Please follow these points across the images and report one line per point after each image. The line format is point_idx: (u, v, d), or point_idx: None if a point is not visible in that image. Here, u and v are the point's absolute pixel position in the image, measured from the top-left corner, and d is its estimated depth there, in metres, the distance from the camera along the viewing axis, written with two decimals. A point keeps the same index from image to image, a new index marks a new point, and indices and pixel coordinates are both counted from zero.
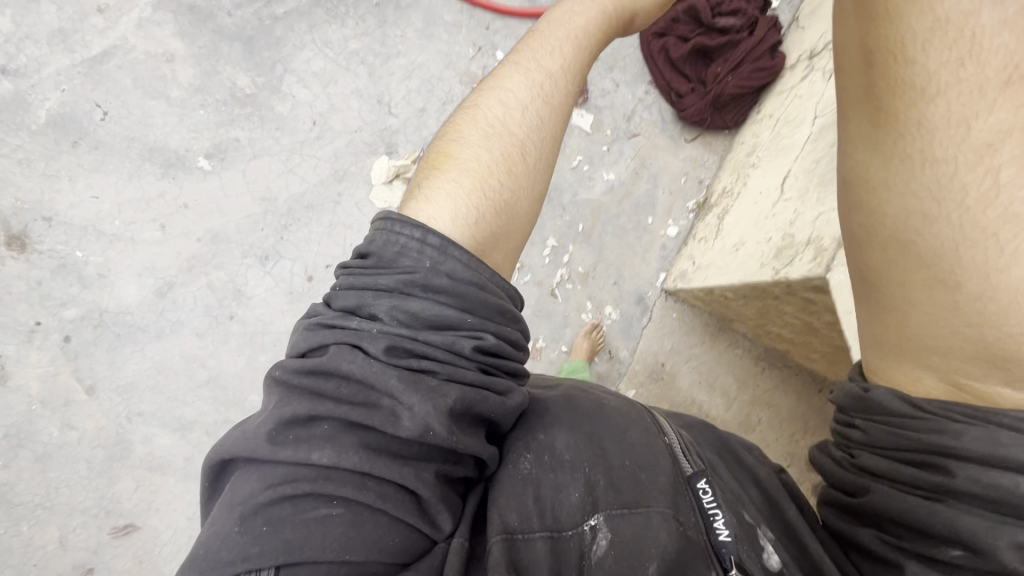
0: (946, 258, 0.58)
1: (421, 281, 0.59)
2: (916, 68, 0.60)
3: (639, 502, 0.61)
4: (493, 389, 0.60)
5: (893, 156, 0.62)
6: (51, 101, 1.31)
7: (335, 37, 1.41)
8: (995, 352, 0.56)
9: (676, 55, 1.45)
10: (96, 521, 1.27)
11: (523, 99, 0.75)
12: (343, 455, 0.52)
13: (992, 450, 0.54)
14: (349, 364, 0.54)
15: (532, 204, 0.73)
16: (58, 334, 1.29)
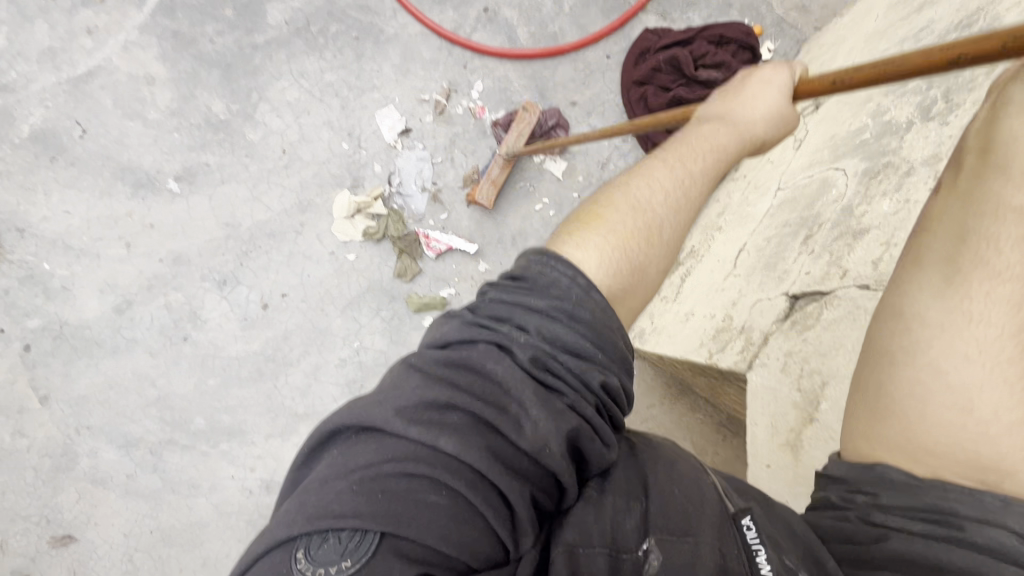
0: (975, 405, 0.50)
1: (569, 312, 0.56)
2: (998, 231, 0.53)
3: (686, 531, 0.51)
4: (599, 435, 0.55)
5: (952, 294, 0.54)
6: (35, 117, 1.37)
7: (311, 68, 1.43)
8: (982, 466, 0.50)
9: (655, 105, 1.40)
10: (37, 529, 1.31)
11: (668, 182, 0.70)
12: (466, 448, 0.48)
13: (1001, 514, 0.48)
14: (495, 364, 0.52)
15: (661, 274, 0.68)
16: (19, 343, 1.33)
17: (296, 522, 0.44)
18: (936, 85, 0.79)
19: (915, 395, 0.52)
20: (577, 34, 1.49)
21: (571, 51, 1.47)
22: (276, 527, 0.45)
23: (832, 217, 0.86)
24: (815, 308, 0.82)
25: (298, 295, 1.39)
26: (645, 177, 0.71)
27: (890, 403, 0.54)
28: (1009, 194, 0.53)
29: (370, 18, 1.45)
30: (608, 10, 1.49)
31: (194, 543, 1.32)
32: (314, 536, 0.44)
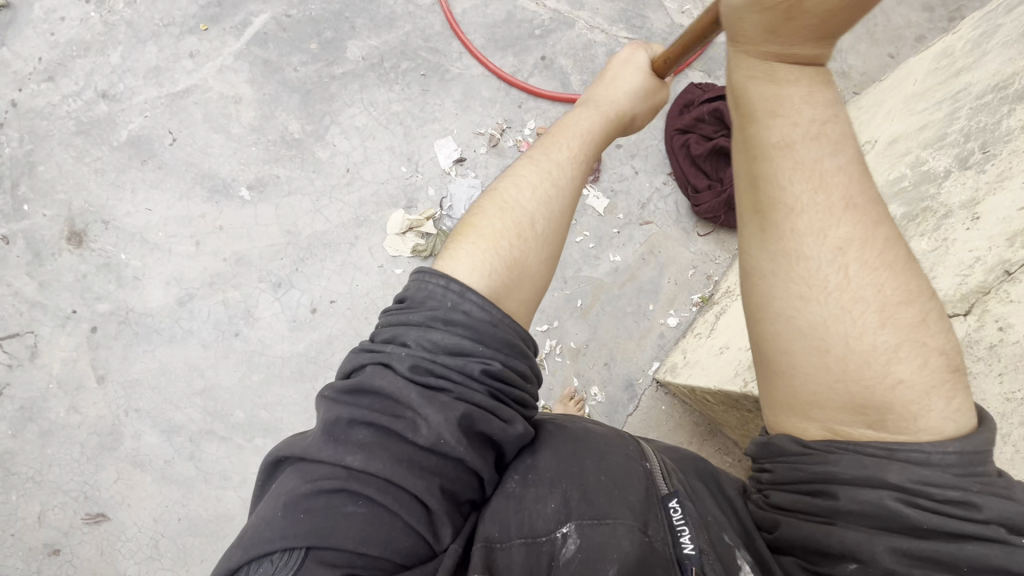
0: (830, 342, 0.58)
1: (442, 316, 0.66)
2: (784, 183, 0.61)
3: (604, 515, 0.62)
4: (498, 415, 0.66)
5: (776, 252, 0.62)
6: (134, 124, 1.54)
7: (380, 99, 1.57)
8: (864, 406, 0.57)
9: (697, 153, 1.49)
10: (74, 504, 1.36)
11: (535, 180, 0.79)
12: (371, 460, 0.59)
13: (878, 471, 0.56)
14: (382, 380, 0.63)
15: (545, 264, 0.76)
16: (87, 324, 1.44)
17: (236, 555, 0.56)
18: (972, 138, 0.92)
19: (779, 353, 0.62)
20: None
21: None
22: (225, 560, 0.57)
23: None
24: None
25: (346, 303, 1.47)
26: (515, 178, 0.80)
27: (770, 367, 0.63)
28: (767, 134, 0.62)
29: (438, 58, 1.59)
30: None
31: (217, 536, 1.35)
32: (252, 563, 0.56)
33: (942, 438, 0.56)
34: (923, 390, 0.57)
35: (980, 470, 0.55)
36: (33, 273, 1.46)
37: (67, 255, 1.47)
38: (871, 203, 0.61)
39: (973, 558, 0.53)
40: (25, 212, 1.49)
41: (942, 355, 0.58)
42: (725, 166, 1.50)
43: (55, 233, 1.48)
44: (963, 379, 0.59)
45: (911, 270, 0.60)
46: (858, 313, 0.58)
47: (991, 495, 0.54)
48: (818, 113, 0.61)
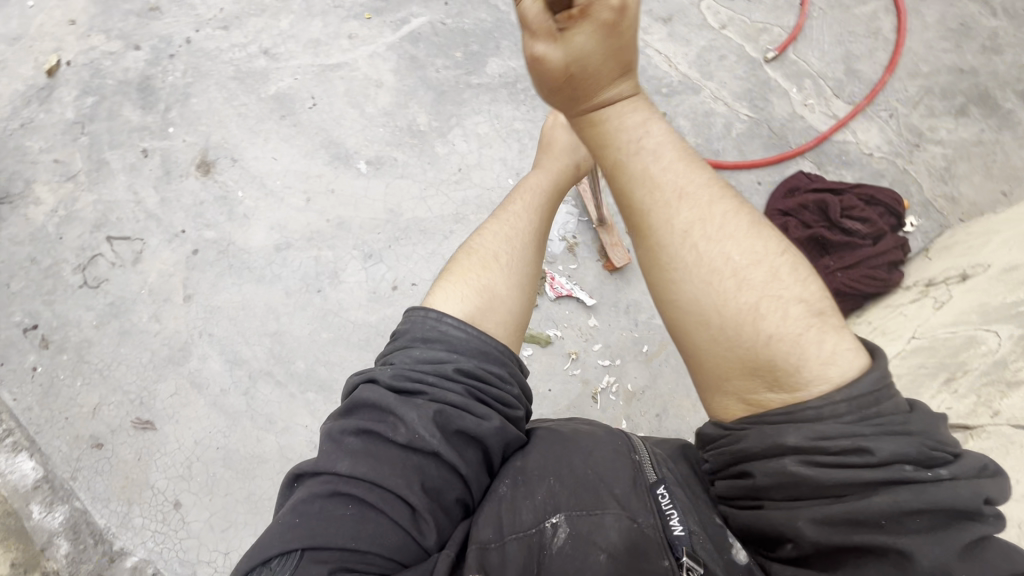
0: (713, 320, 0.68)
1: (420, 337, 0.84)
2: (637, 197, 0.72)
3: (594, 508, 0.73)
4: (471, 412, 0.77)
5: (657, 260, 0.72)
6: (283, 83, 1.69)
7: (506, 114, 1.67)
8: (754, 363, 0.67)
9: (794, 235, 1.51)
10: (129, 406, 1.42)
11: (497, 235, 0.99)
12: (359, 465, 0.70)
13: (778, 439, 0.64)
14: (369, 393, 0.76)
15: (514, 291, 0.93)
16: (191, 246, 1.54)
17: (242, 564, 0.64)
18: None
19: (686, 345, 0.72)
20: (736, 155, 1.65)
21: (729, 167, 1.62)
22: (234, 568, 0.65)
23: (980, 365, 0.92)
24: (962, 436, 0.86)
25: (425, 289, 1.53)
26: (481, 235, 0.99)
27: (686, 360, 0.73)
28: (606, 162, 0.75)
29: None
30: (770, 146, 1.66)
31: (247, 474, 1.38)
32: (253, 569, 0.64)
33: (832, 389, 0.64)
34: (792, 341, 0.66)
35: (866, 412, 0.62)
36: (159, 188, 1.59)
37: (192, 180, 1.60)
38: (709, 182, 0.72)
39: (885, 507, 0.58)
40: (169, 134, 1.64)
41: (800, 302, 0.68)
42: (818, 256, 1.50)
43: (188, 158, 1.62)
44: (827, 320, 0.68)
45: (760, 234, 0.71)
46: (727, 284, 0.68)
47: (880, 439, 0.60)
48: (639, 120, 0.74)
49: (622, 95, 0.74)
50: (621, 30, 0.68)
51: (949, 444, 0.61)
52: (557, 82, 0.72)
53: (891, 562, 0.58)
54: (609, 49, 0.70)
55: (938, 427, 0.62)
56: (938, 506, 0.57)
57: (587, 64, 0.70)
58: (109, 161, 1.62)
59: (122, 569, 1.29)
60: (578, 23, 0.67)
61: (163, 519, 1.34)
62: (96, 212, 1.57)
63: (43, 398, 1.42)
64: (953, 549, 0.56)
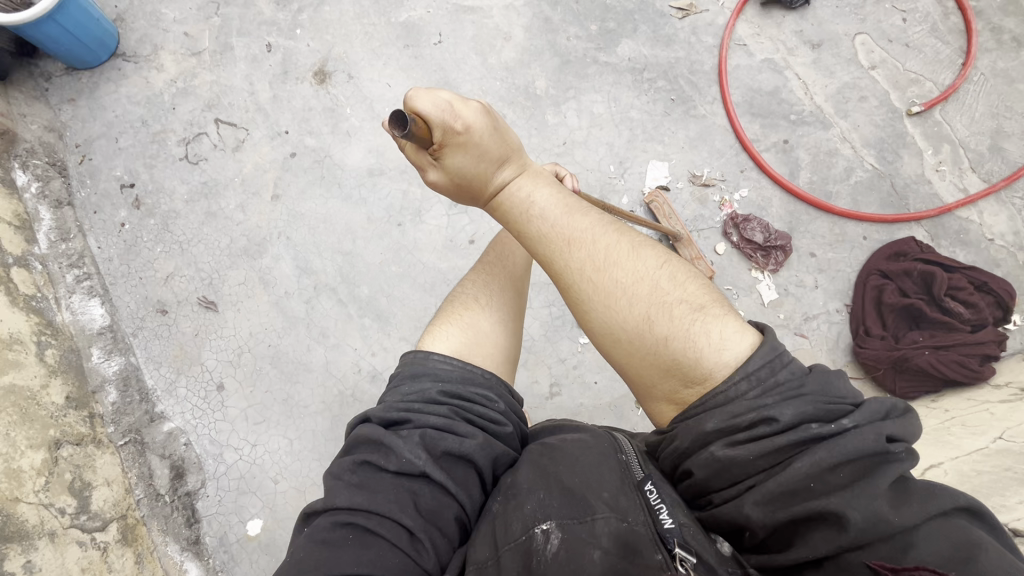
0: (626, 342, 0.70)
1: (400, 375, 0.84)
2: (539, 255, 0.76)
3: (582, 514, 0.66)
4: (455, 432, 0.73)
5: (570, 305, 0.75)
6: (415, 13, 1.68)
7: (625, 100, 1.63)
8: (667, 366, 0.67)
9: (888, 301, 1.43)
10: (198, 284, 1.47)
11: (482, 285, 1.04)
12: (355, 497, 0.65)
13: (698, 431, 0.63)
14: (359, 430, 0.73)
15: (498, 327, 0.97)
16: (289, 148, 1.57)
17: None
18: None
19: (621, 369, 0.73)
20: (848, 204, 1.57)
21: (836, 213, 1.55)
22: None
23: None
24: None
25: None
26: (466, 286, 1.04)
27: (626, 380, 0.74)
28: (509, 229, 0.79)
29: (693, 93, 1.64)
30: (886, 203, 1.57)
31: (289, 378, 1.41)
32: None
33: (731, 371, 0.64)
34: (685, 337, 0.66)
35: (767, 383, 0.62)
36: (274, 85, 1.61)
37: (307, 85, 1.61)
38: (592, 221, 0.75)
39: (813, 470, 0.56)
40: (295, 35, 1.65)
41: (683, 301, 0.69)
42: (907, 328, 1.44)
43: (308, 64, 1.63)
44: (710, 308, 0.69)
45: (640, 254, 0.73)
46: (626, 306, 0.70)
47: (779, 404, 0.59)
48: (527, 189, 0.78)
49: (509, 176, 0.78)
50: (474, 140, 0.72)
51: (847, 394, 0.60)
52: (454, 195, 0.79)
53: (835, 527, 0.54)
54: (478, 157, 0.74)
55: (836, 380, 0.61)
56: (855, 457, 0.56)
57: (467, 175, 0.75)
58: (234, 47, 1.64)
59: (159, 431, 1.37)
60: (442, 153, 0.72)
61: (204, 397, 1.40)
62: (210, 92, 1.60)
63: (124, 255, 1.48)
64: (880, 497, 0.53)
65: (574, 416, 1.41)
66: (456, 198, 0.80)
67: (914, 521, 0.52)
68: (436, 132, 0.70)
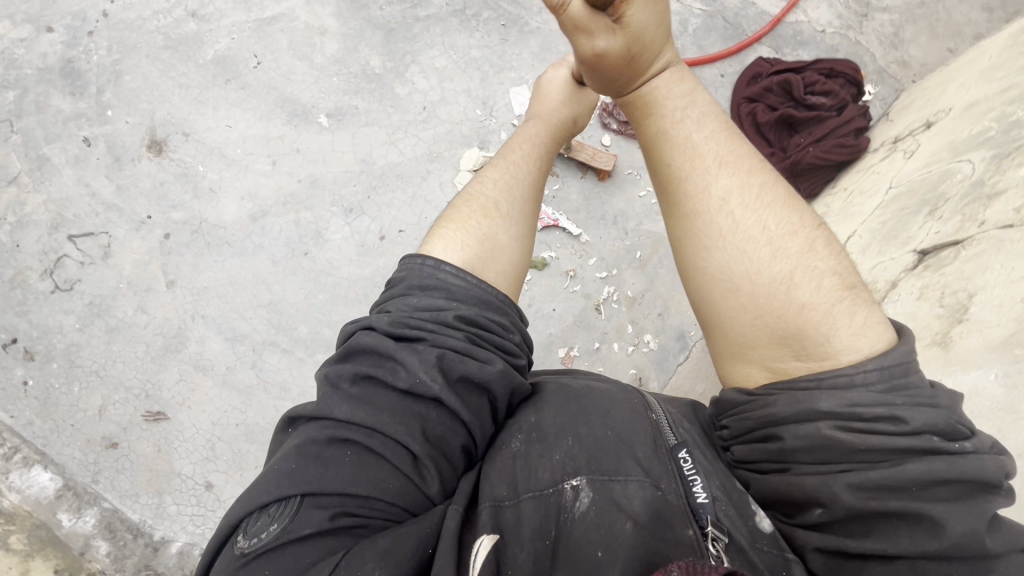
0: (748, 287, 0.68)
1: (418, 285, 0.76)
2: (677, 166, 0.75)
3: (617, 472, 0.67)
4: (474, 357, 0.70)
5: (690, 232, 0.73)
6: (220, 45, 1.56)
7: (461, 44, 1.61)
8: (788, 335, 0.65)
9: (763, 119, 1.53)
10: (135, 401, 1.37)
11: (507, 185, 0.89)
12: (356, 411, 0.64)
13: (809, 403, 0.61)
14: (366, 338, 0.70)
15: (515, 240, 0.85)
16: (161, 231, 1.45)
17: (238, 510, 0.61)
18: None
19: (722, 320, 0.70)
20: (697, 52, 1.65)
21: (691, 64, 1.63)
22: (230, 513, 0.61)
23: (959, 190, 0.92)
24: (953, 251, 0.83)
25: (413, 234, 1.49)
26: (484, 182, 0.90)
27: (716, 340, 0.71)
28: (650, 131, 0.79)
29: (519, 11, 1.65)
30: (727, 37, 1.66)
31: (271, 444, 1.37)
32: (250, 516, 0.60)
33: (861, 359, 0.62)
34: (824, 312, 0.65)
35: (897, 382, 0.61)
36: (112, 177, 1.47)
37: (146, 162, 1.49)
38: (747, 154, 0.74)
39: (921, 477, 0.56)
40: (109, 117, 1.50)
41: (832, 277, 0.67)
42: (789, 136, 1.54)
43: (136, 140, 1.49)
44: (857, 291, 0.67)
45: (793, 208, 0.71)
46: (760, 247, 0.69)
47: (912, 407, 0.58)
48: (684, 90, 0.79)
49: (666, 65, 0.79)
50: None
51: (963, 420, 0.61)
52: (609, 68, 0.77)
53: (917, 528, 0.56)
54: (655, 20, 0.75)
55: (956, 403, 0.62)
56: (968, 478, 0.56)
57: (644, 39, 0.75)
58: (49, 157, 1.47)
59: (168, 555, 1.29)
60: (630, 4, 0.71)
61: (198, 502, 1.33)
62: (48, 213, 1.44)
63: (43, 410, 1.35)
64: (982, 518, 0.55)
65: (548, 347, 1.46)
66: (610, 80, 0.80)
67: (1003, 548, 0.55)
68: None
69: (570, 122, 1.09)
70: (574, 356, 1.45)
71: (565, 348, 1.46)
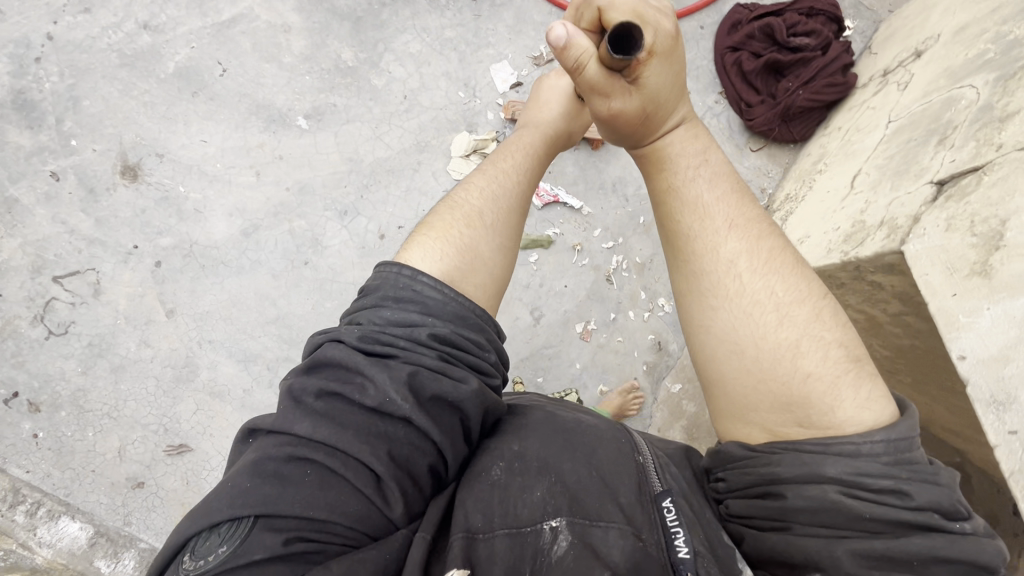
0: (754, 351, 0.66)
1: (393, 296, 0.70)
2: (687, 221, 0.74)
3: (599, 518, 0.64)
4: (449, 374, 0.65)
5: (697, 287, 0.71)
6: (180, 56, 1.48)
7: (433, 25, 1.55)
8: (791, 402, 0.63)
9: (749, 68, 1.51)
10: (154, 437, 1.33)
11: (493, 192, 0.84)
12: (318, 428, 0.59)
13: (817, 467, 0.59)
14: (334, 350, 0.65)
15: (497, 251, 0.80)
16: (150, 260, 1.39)
17: (187, 527, 0.56)
18: None
19: (726, 381, 0.67)
20: None
21: None
22: (179, 529, 0.57)
23: (967, 117, 0.92)
24: (974, 178, 0.83)
25: (414, 228, 1.46)
26: (468, 189, 0.85)
27: (716, 400, 0.69)
28: (660, 184, 0.78)
29: None
30: None
31: None
32: (200, 534, 0.56)
33: (867, 432, 0.60)
34: (831, 384, 0.63)
35: (905, 458, 0.59)
36: (88, 210, 1.40)
37: (123, 190, 1.41)
38: (757, 217, 0.74)
39: (923, 552, 0.55)
40: (74, 147, 1.42)
41: (839, 350, 0.65)
42: (776, 82, 1.53)
43: (107, 168, 1.42)
44: (865, 365, 0.65)
45: (801, 275, 0.70)
46: (766, 311, 0.67)
47: (919, 482, 0.57)
48: (695, 148, 0.79)
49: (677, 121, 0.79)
50: (675, 58, 0.73)
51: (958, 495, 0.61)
52: (625, 125, 0.77)
53: None
54: (669, 78, 0.74)
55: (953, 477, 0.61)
56: (967, 559, 0.56)
57: (658, 97, 0.74)
58: (17, 198, 1.39)
59: None
60: (647, 65, 0.70)
61: None
62: (28, 257, 1.37)
63: (59, 460, 1.30)
64: None
65: (565, 324, 1.45)
66: (623, 134, 0.79)
67: None
68: (649, 35, 0.68)
69: (565, 135, 1.06)
70: (592, 330, 1.45)
71: (582, 323, 1.45)
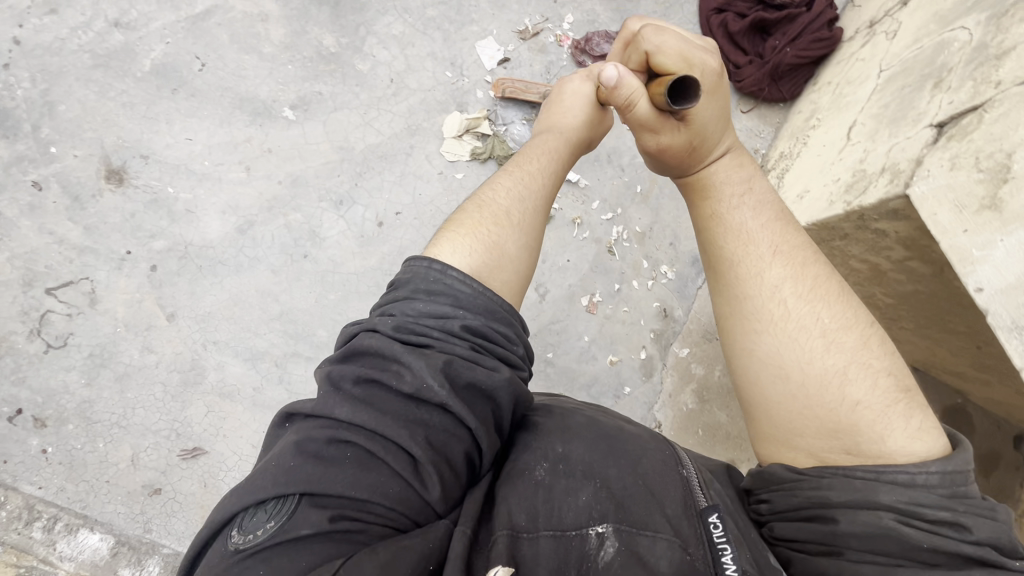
0: (799, 376, 0.68)
1: (425, 288, 0.69)
2: (730, 248, 0.78)
3: (647, 527, 0.64)
4: (481, 365, 0.65)
5: (741, 312, 0.74)
6: (156, 52, 1.43)
7: (414, 5, 1.52)
8: (838, 428, 0.65)
9: (735, 28, 1.51)
10: (167, 443, 1.31)
11: (520, 194, 0.84)
12: (357, 412, 0.59)
13: (869, 493, 0.61)
14: (371, 340, 0.64)
15: (521, 248, 0.79)
16: (146, 264, 1.36)
17: (231, 506, 0.56)
18: None
19: (771, 406, 0.69)
20: None
21: None
22: (221, 509, 0.56)
23: (962, 58, 0.93)
24: (974, 117, 0.85)
25: (411, 213, 1.44)
26: (496, 190, 0.84)
27: (759, 422, 0.71)
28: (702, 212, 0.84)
29: None
30: None
31: None
32: (245, 513, 0.55)
33: (918, 460, 0.62)
34: (879, 411, 0.64)
35: (955, 490, 0.62)
36: (76, 219, 1.36)
37: (110, 194, 1.37)
38: (800, 245, 0.77)
39: None
40: (54, 154, 1.37)
41: (888, 378, 0.67)
42: (762, 42, 1.54)
43: (91, 174, 1.38)
44: (915, 397, 0.66)
45: (848, 304, 0.72)
46: (811, 338, 0.69)
47: (974, 515, 0.60)
48: (742, 176, 0.85)
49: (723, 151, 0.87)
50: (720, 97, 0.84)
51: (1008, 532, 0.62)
52: (675, 155, 0.86)
53: None
54: (715, 115, 0.84)
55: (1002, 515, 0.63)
56: None
57: (705, 131, 0.84)
58: None
59: None
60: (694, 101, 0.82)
61: None
62: (17, 270, 1.33)
63: (72, 474, 1.28)
64: None
65: (571, 299, 1.45)
66: (674, 166, 0.88)
67: None
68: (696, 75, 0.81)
69: (585, 144, 1.03)
70: (598, 302, 1.45)
71: (588, 296, 1.45)
